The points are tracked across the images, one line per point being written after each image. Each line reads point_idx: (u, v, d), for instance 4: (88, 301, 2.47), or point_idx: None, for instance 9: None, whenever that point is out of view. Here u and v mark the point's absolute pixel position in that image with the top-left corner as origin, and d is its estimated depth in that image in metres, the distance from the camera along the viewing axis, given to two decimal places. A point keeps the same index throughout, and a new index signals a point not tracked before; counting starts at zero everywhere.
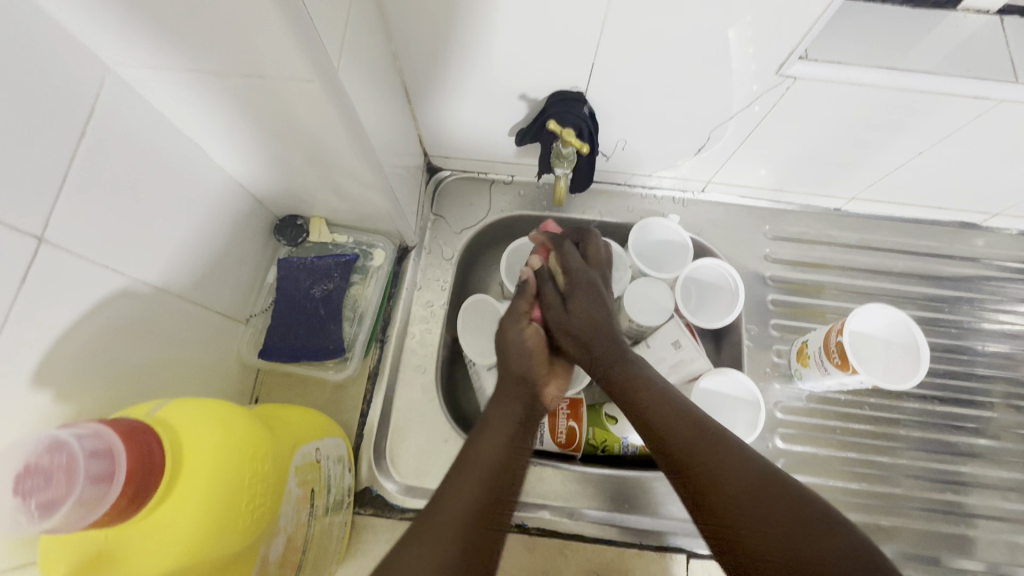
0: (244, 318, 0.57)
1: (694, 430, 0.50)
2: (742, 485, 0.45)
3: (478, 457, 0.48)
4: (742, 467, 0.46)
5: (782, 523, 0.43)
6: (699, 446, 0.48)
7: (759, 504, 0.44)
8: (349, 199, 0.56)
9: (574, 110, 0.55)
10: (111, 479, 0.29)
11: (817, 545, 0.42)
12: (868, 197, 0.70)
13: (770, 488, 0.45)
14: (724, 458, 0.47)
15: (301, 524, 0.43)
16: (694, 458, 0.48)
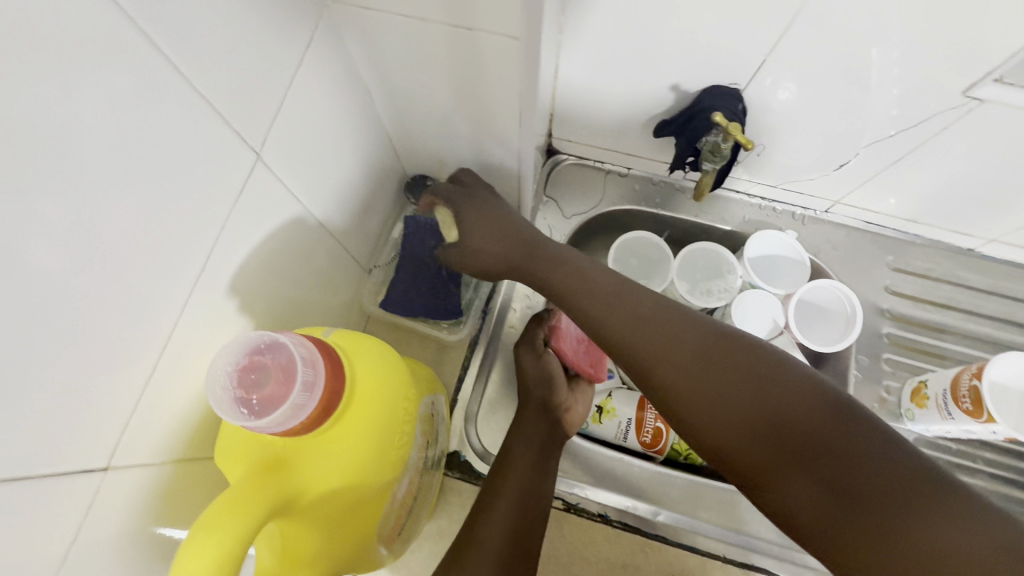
0: (368, 268, 0.59)
1: (645, 329, 0.43)
2: (726, 403, 0.38)
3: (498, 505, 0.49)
4: (713, 379, 0.39)
5: (787, 440, 0.36)
6: (660, 355, 0.42)
7: (734, 396, 0.38)
8: (484, 164, 0.57)
9: (731, 107, 0.54)
10: (315, 389, 0.30)
11: (837, 449, 0.35)
12: (1011, 241, 0.65)
13: (742, 384, 0.38)
14: (679, 369, 0.41)
15: (417, 474, 0.44)
16: (661, 377, 0.41)
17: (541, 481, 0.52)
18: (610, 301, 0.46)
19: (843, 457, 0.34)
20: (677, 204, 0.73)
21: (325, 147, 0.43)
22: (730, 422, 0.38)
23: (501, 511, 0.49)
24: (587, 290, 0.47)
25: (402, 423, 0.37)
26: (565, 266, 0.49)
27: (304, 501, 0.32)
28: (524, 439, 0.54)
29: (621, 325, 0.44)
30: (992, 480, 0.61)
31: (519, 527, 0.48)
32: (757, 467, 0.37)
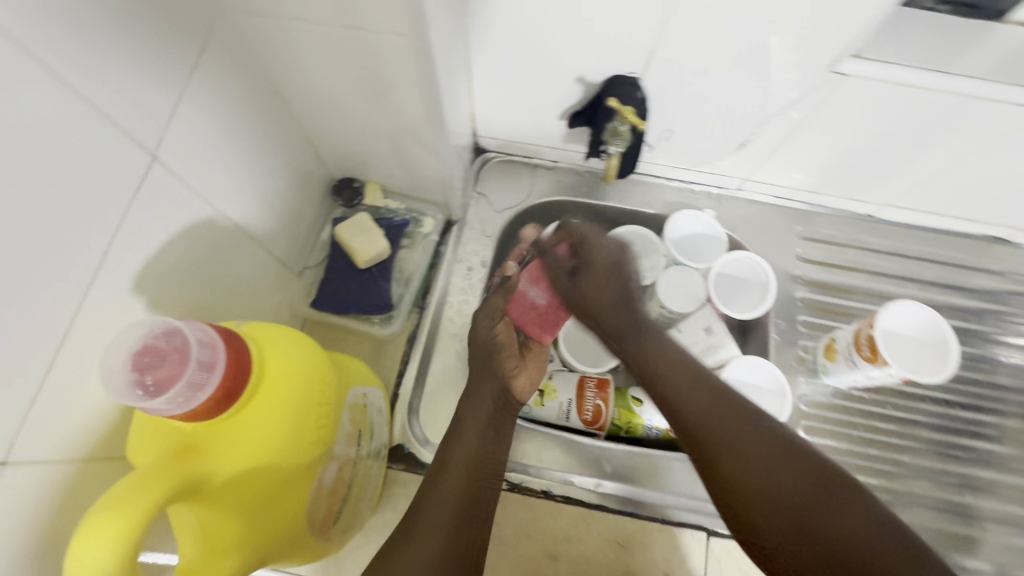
0: (298, 270, 0.59)
1: (710, 396, 0.50)
2: (767, 468, 0.45)
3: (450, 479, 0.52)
4: (766, 444, 0.46)
5: (805, 496, 0.43)
6: (711, 417, 0.49)
7: (791, 468, 0.44)
8: (406, 163, 0.59)
9: (631, 94, 0.57)
10: (214, 367, 0.31)
11: (827, 509, 0.42)
12: (903, 204, 0.71)
13: (796, 455, 0.45)
14: (735, 429, 0.47)
15: (349, 460, 0.46)
16: (710, 438, 0.48)
17: (488, 457, 0.56)
18: (679, 363, 0.54)
19: (819, 516, 0.42)
20: (602, 192, 0.77)
21: (235, 151, 0.45)
22: (763, 489, 0.44)
23: (450, 485, 0.52)
24: (666, 359, 0.55)
25: (319, 408, 0.38)
26: (657, 338, 0.57)
27: (217, 485, 0.33)
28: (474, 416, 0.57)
29: (701, 406, 0.50)
30: (899, 421, 0.68)
31: (468, 499, 0.52)
32: (760, 520, 0.44)
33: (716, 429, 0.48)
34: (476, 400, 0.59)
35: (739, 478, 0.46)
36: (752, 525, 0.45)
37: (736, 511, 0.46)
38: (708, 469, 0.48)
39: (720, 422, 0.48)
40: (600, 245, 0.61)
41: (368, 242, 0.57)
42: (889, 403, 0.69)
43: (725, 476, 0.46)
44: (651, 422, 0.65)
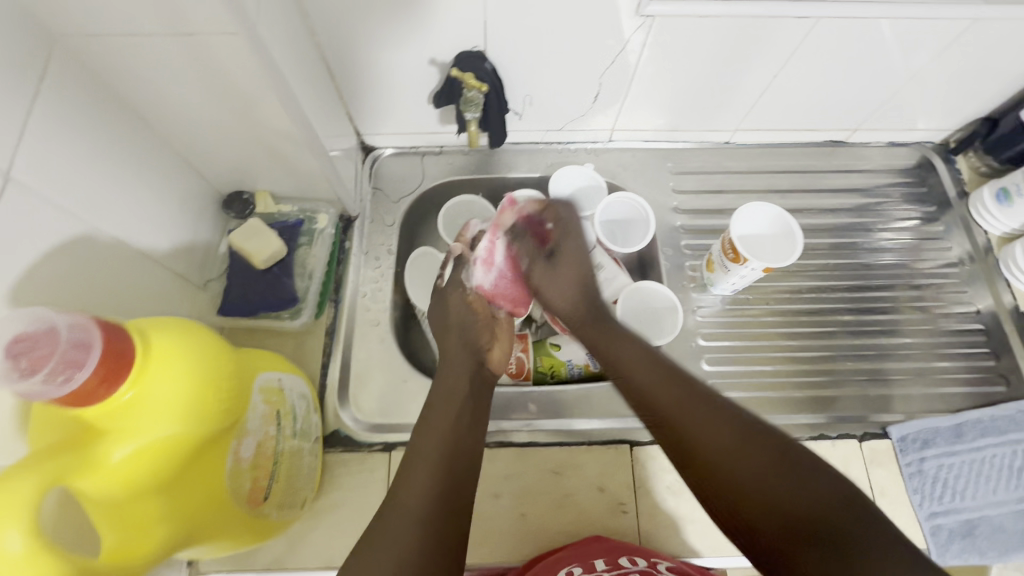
0: (202, 283, 0.62)
1: (672, 385, 0.55)
2: (728, 450, 0.50)
3: (433, 435, 0.55)
4: (722, 426, 0.51)
5: (778, 475, 0.47)
6: (683, 425, 0.52)
7: (754, 445, 0.49)
8: (287, 165, 0.62)
9: (478, 66, 0.63)
10: (90, 344, 0.34)
11: (778, 484, 0.47)
12: (748, 126, 0.81)
13: (762, 439, 0.50)
14: (700, 423, 0.52)
15: (269, 437, 0.48)
16: (677, 428, 0.53)
17: (470, 408, 0.59)
18: (633, 347, 0.59)
19: (774, 493, 0.46)
20: (490, 166, 0.82)
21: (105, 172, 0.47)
22: (732, 465, 0.49)
23: (432, 441, 0.55)
24: (634, 359, 0.58)
25: (218, 386, 0.41)
26: (617, 337, 0.60)
27: (117, 464, 0.35)
28: (453, 378, 0.61)
29: (666, 399, 0.54)
30: (783, 313, 0.78)
31: (452, 453, 0.54)
32: (740, 491, 0.48)
33: (678, 418, 0.53)
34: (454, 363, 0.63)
35: (698, 451, 0.51)
36: (740, 506, 0.48)
37: (712, 489, 0.50)
38: (685, 458, 0.52)
39: (682, 411, 0.53)
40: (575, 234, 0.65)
41: (262, 243, 0.61)
42: (770, 299, 0.79)
43: (701, 456, 0.51)
44: (570, 362, 0.72)
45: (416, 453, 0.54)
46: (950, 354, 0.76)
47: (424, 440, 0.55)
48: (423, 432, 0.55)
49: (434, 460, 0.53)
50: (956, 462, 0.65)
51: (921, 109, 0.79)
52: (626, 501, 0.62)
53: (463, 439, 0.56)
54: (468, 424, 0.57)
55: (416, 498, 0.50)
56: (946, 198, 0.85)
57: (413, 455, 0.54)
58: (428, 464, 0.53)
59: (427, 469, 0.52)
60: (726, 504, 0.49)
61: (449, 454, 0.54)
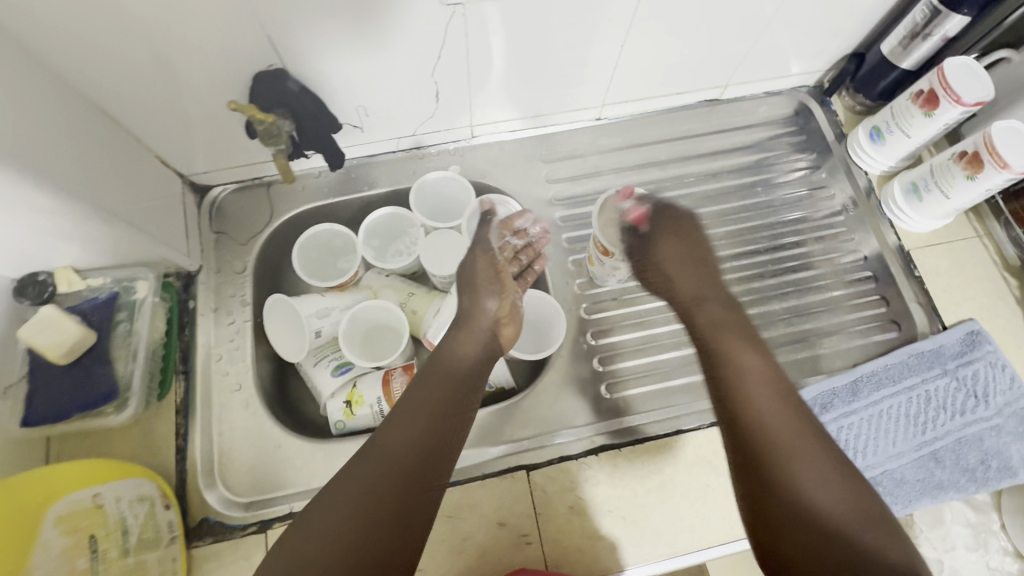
0: (0, 391, 0.53)
1: (789, 404, 0.57)
2: (812, 456, 0.53)
3: (400, 439, 0.54)
4: (818, 442, 0.54)
5: (841, 497, 0.51)
6: (780, 425, 0.55)
7: (826, 464, 0.53)
8: (77, 236, 0.54)
9: (278, 88, 0.56)
10: None
11: (841, 500, 0.51)
12: (615, 100, 0.76)
13: (843, 465, 0.53)
14: (803, 455, 0.53)
15: (78, 572, 0.43)
16: (753, 412, 0.56)
17: (446, 417, 0.57)
18: (772, 385, 0.58)
19: (832, 499, 0.50)
20: (348, 186, 0.74)
21: None
22: (810, 489, 0.51)
23: (398, 446, 0.53)
24: (756, 374, 0.59)
25: None
26: (746, 350, 0.61)
27: None
28: (435, 379, 0.60)
29: (780, 421, 0.55)
30: None
31: (415, 458, 0.53)
32: (805, 507, 0.50)
33: (778, 433, 0.54)
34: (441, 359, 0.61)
35: (785, 472, 0.52)
36: (778, 501, 0.51)
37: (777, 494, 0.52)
38: (760, 459, 0.54)
39: (784, 429, 0.54)
40: (673, 227, 0.73)
41: (58, 336, 0.53)
42: None
43: (781, 456, 0.53)
44: None
45: (385, 460, 0.52)
46: (846, 306, 0.74)
47: (385, 448, 0.53)
48: (388, 434, 0.54)
49: (395, 462, 0.52)
50: (855, 421, 0.65)
51: (787, 55, 0.75)
52: (529, 532, 0.59)
53: (433, 446, 0.55)
54: (444, 434, 0.56)
55: (358, 504, 0.50)
56: (826, 144, 0.82)
57: (359, 468, 0.52)
58: (393, 472, 0.52)
59: (387, 476, 0.51)
60: (770, 499, 0.52)
61: (415, 458, 0.53)
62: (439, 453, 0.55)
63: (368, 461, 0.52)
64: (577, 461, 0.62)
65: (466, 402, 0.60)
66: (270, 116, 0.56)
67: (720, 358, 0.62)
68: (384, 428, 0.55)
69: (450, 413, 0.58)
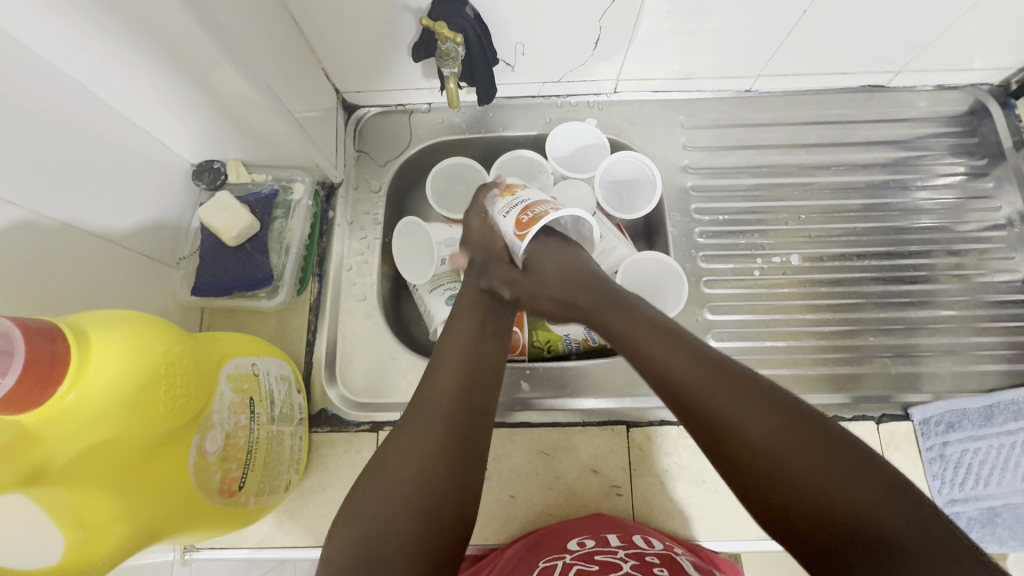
0: (174, 261, 0.61)
1: (701, 354, 0.45)
2: (776, 424, 0.40)
3: (434, 396, 0.49)
4: (772, 407, 0.41)
5: (812, 457, 0.38)
6: (720, 396, 0.42)
7: (795, 428, 0.40)
8: (254, 131, 0.58)
9: (456, 13, 0.56)
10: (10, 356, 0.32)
11: (812, 460, 0.38)
12: (772, 72, 0.72)
13: (807, 421, 0.40)
14: (733, 405, 0.41)
15: (241, 426, 0.47)
16: (707, 407, 0.42)
17: (480, 362, 0.53)
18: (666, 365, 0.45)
19: (815, 470, 0.37)
20: (484, 125, 0.75)
21: (45, 154, 0.44)
22: (772, 459, 0.39)
23: (434, 402, 0.48)
24: (677, 354, 0.45)
25: (166, 382, 0.39)
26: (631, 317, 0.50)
27: (60, 468, 0.34)
28: (459, 336, 0.54)
29: (694, 381, 0.43)
30: (800, 282, 0.72)
31: (455, 411, 0.48)
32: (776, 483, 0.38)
33: (720, 410, 0.42)
34: (464, 321, 0.56)
35: (731, 432, 0.41)
36: (753, 487, 0.39)
37: (749, 484, 0.40)
38: (710, 435, 0.42)
39: (722, 388, 0.42)
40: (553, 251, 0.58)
41: (232, 219, 0.59)
42: (786, 269, 0.73)
43: (735, 441, 0.40)
44: (568, 336, 0.68)
45: (419, 420, 0.47)
46: (986, 328, 0.70)
47: (423, 408, 0.48)
48: (423, 403, 0.49)
49: (437, 414, 0.48)
50: (981, 447, 0.63)
51: (982, 46, 0.68)
52: (620, 484, 0.60)
53: (473, 392, 0.50)
54: (480, 377, 0.52)
55: (411, 466, 0.44)
56: (999, 150, 0.75)
57: (403, 432, 0.47)
58: (435, 429, 0.47)
59: (431, 433, 0.46)
60: (745, 491, 0.40)
61: (455, 416, 0.48)
62: (479, 393, 0.50)
63: (410, 425, 0.47)
64: (675, 428, 0.62)
65: (496, 339, 0.56)
66: (455, 35, 0.57)
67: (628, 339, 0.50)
68: (405, 420, 0.48)
69: (483, 357, 0.53)
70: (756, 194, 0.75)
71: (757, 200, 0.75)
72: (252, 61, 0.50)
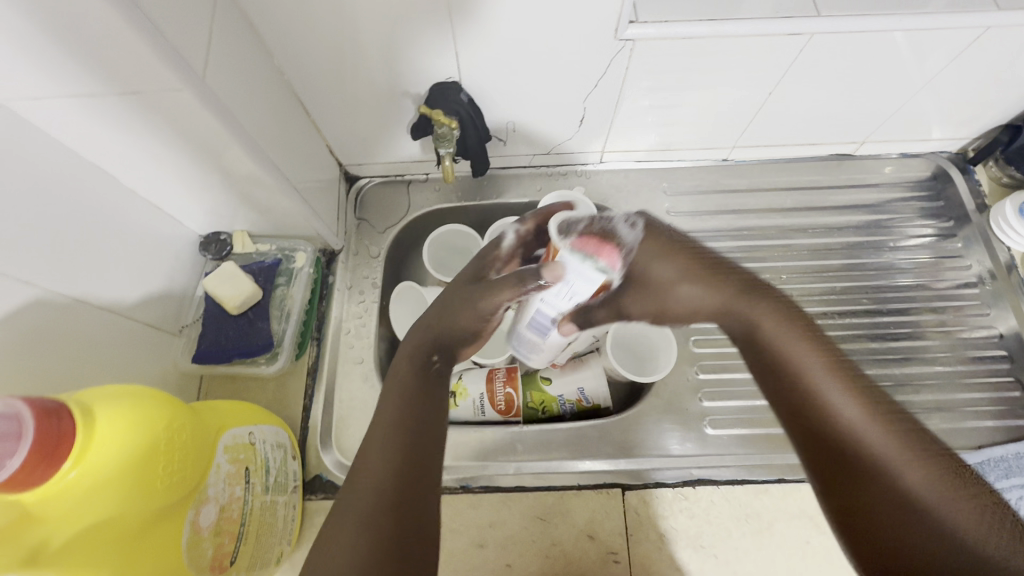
0: (177, 330, 0.63)
1: (859, 405, 0.53)
2: (907, 453, 0.50)
3: (370, 479, 0.44)
4: (913, 442, 0.51)
5: (911, 491, 0.47)
6: (863, 430, 0.51)
7: (923, 468, 0.50)
8: (261, 205, 0.61)
9: (452, 99, 0.62)
10: (18, 437, 0.33)
11: (938, 486, 0.48)
12: (747, 143, 0.78)
13: (920, 467, 0.50)
14: (885, 442, 0.50)
15: (235, 498, 0.47)
16: (861, 446, 0.50)
17: (420, 433, 0.48)
18: (829, 412, 0.53)
19: (931, 496, 0.47)
20: (479, 193, 0.80)
21: (65, 231, 0.47)
22: (891, 490, 0.47)
23: (371, 485, 0.44)
24: (850, 397, 0.53)
25: (166, 458, 0.40)
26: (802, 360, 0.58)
27: (53, 550, 0.35)
28: (394, 407, 0.49)
29: (873, 433, 0.51)
30: None
31: (396, 491, 0.43)
32: (884, 512, 0.47)
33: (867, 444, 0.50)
34: (394, 393, 0.51)
35: (886, 469, 0.49)
36: (869, 516, 0.48)
37: (857, 514, 0.49)
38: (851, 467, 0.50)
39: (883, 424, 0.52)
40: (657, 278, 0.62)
41: (235, 289, 0.62)
42: None
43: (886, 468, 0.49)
44: (562, 396, 0.68)
45: (357, 507, 0.43)
46: (971, 384, 0.71)
47: (363, 491, 0.43)
48: (361, 485, 0.44)
49: (376, 501, 0.43)
50: None
51: (936, 120, 0.74)
52: (617, 550, 0.60)
53: (412, 472, 0.45)
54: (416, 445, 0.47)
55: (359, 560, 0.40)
56: (963, 212, 0.79)
57: (342, 520, 0.42)
58: (377, 520, 0.42)
59: (375, 526, 0.41)
60: (872, 513, 0.47)
61: (397, 501, 0.43)
62: (422, 468, 0.46)
63: (345, 515, 0.42)
64: (671, 490, 0.62)
65: (434, 405, 0.51)
66: (451, 121, 0.62)
67: (781, 359, 0.59)
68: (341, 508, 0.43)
69: (427, 425, 0.49)
70: (740, 255, 0.79)
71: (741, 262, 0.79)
72: (263, 144, 0.54)
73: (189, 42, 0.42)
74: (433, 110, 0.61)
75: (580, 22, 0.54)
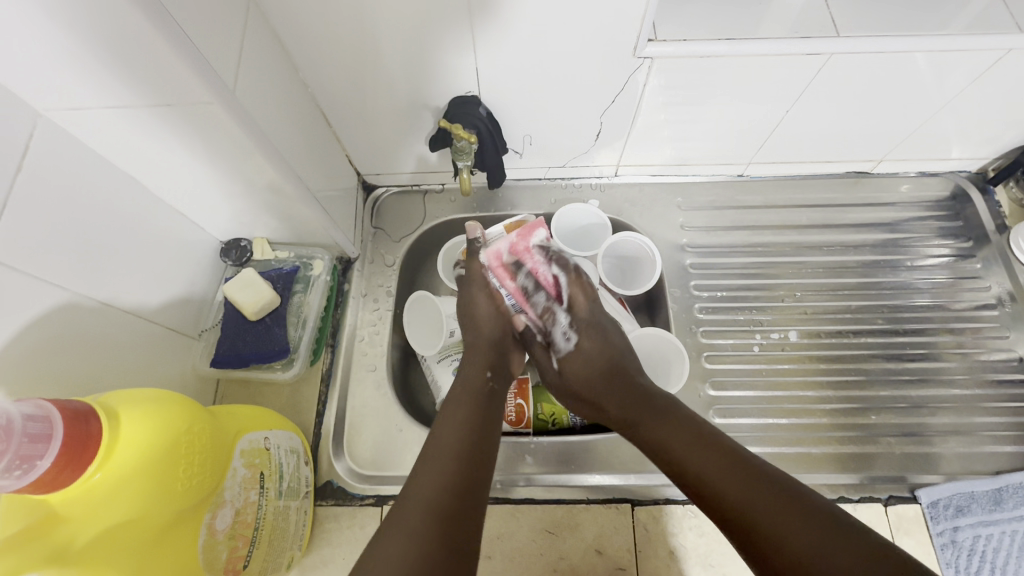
0: (196, 333, 0.64)
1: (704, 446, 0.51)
2: (721, 474, 0.48)
3: (420, 493, 0.47)
4: (740, 469, 0.48)
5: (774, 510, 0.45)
6: (701, 463, 0.49)
7: (758, 493, 0.46)
8: (281, 213, 0.62)
9: (471, 112, 0.63)
10: (48, 439, 0.34)
11: (770, 513, 0.44)
12: (762, 160, 0.78)
13: (785, 499, 0.45)
14: (710, 464, 0.49)
15: (250, 502, 0.48)
16: (693, 475, 0.49)
17: (476, 456, 0.52)
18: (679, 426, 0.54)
19: (784, 532, 0.43)
20: (494, 204, 0.80)
21: (93, 237, 0.48)
22: (743, 514, 0.45)
23: (425, 497, 0.47)
24: (685, 435, 0.52)
25: (186, 460, 0.41)
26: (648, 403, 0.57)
27: (78, 549, 0.35)
28: (451, 426, 0.54)
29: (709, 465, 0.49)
30: (801, 359, 0.74)
31: (448, 506, 0.46)
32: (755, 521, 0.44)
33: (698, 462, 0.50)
34: (452, 411, 0.56)
35: (715, 494, 0.47)
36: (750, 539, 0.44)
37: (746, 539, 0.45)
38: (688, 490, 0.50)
39: (708, 450, 0.50)
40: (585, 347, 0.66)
41: (255, 294, 0.63)
42: (785, 345, 0.75)
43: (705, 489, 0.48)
44: None
45: (407, 515, 0.45)
46: (990, 407, 0.70)
47: (413, 503, 0.46)
48: (414, 500, 0.46)
49: (428, 512, 0.45)
50: (993, 532, 0.63)
51: (956, 139, 0.73)
52: (626, 566, 0.59)
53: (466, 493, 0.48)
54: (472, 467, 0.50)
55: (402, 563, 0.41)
56: (983, 232, 0.79)
57: (389, 526, 0.44)
58: (425, 527, 0.44)
59: (427, 530, 0.44)
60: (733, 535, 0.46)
61: (444, 513, 0.46)
62: (476, 490, 0.49)
63: (394, 521, 0.45)
64: (681, 507, 0.62)
65: (491, 433, 0.55)
66: (470, 135, 0.63)
67: (626, 401, 0.59)
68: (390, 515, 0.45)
69: (483, 443, 0.53)
70: (753, 272, 0.79)
71: (755, 278, 0.78)
72: (286, 154, 0.55)
73: (221, 57, 0.44)
74: (453, 124, 0.62)
75: (600, 41, 0.55)
